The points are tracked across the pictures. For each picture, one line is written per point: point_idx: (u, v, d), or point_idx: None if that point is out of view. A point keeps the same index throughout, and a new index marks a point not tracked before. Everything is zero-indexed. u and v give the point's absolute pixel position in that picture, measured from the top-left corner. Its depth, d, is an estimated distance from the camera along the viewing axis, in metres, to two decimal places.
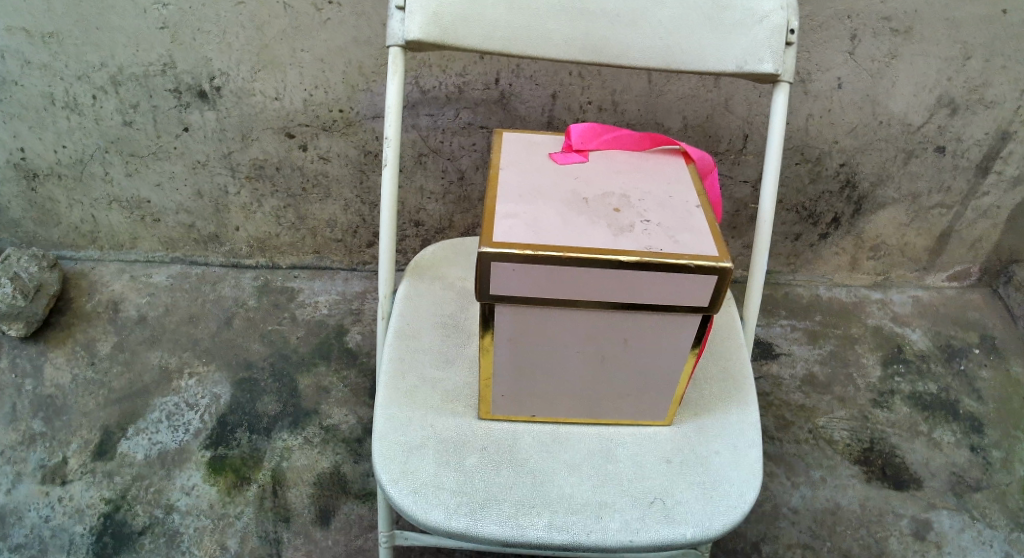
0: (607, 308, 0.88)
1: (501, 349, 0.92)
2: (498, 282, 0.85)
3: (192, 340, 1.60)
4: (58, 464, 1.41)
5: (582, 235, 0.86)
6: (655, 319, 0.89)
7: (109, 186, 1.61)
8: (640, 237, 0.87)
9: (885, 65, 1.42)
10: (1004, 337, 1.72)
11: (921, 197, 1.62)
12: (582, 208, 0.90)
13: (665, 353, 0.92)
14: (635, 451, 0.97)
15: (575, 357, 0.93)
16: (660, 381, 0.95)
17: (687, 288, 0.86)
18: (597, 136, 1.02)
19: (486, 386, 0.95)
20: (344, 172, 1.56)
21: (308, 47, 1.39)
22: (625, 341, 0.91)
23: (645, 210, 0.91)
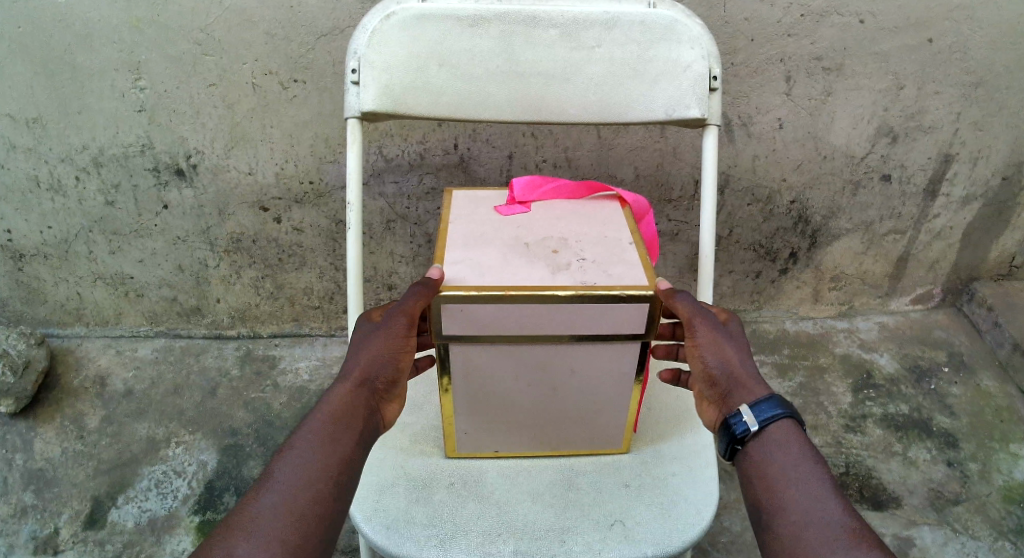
0: (553, 341, 0.94)
1: (459, 388, 0.99)
2: (447, 322, 0.92)
3: (178, 410, 1.63)
4: (50, 534, 1.44)
5: (523, 274, 0.92)
6: (600, 348, 0.96)
7: (93, 264, 1.66)
8: (576, 273, 0.93)
9: (822, 102, 1.49)
10: (971, 354, 1.78)
11: (874, 225, 1.69)
12: (522, 251, 0.97)
13: (613, 381, 0.99)
14: (595, 478, 1.03)
15: (528, 390, 0.99)
16: (610, 407, 1.02)
17: (623, 316, 0.92)
18: (537, 187, 1.08)
19: (449, 425, 1.02)
20: (317, 241, 1.62)
21: (277, 123, 1.46)
22: (573, 371, 0.98)
23: (581, 249, 0.97)
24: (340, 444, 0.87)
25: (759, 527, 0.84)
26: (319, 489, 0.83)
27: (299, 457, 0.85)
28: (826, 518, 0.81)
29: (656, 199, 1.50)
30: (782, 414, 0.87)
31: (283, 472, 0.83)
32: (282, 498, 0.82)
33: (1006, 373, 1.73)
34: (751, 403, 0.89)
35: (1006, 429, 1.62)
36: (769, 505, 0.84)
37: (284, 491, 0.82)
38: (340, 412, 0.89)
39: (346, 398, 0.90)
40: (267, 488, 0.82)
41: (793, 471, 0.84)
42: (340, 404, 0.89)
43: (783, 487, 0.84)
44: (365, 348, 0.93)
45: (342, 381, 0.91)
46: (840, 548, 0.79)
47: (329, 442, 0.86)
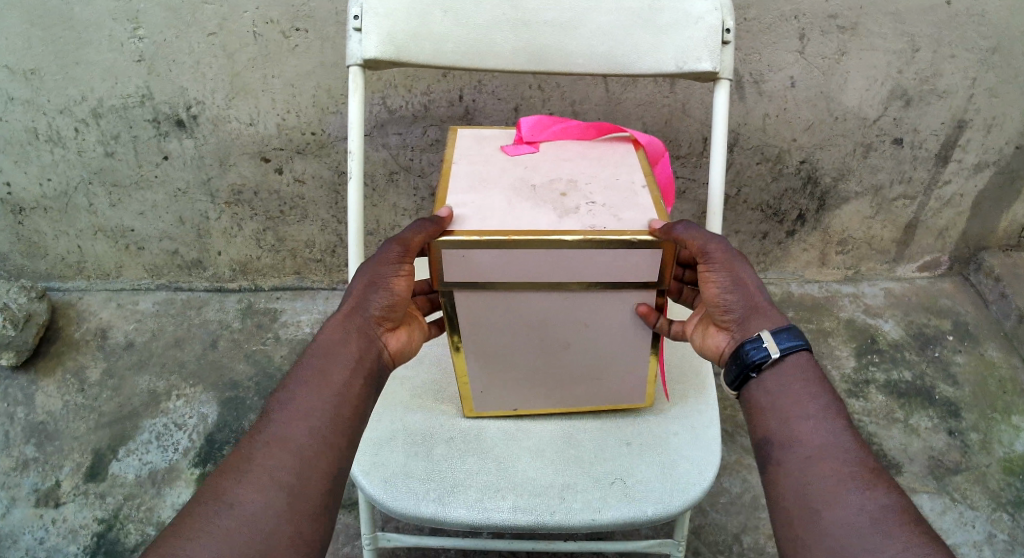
0: (562, 290, 0.92)
1: (468, 341, 0.98)
2: (448, 268, 0.90)
3: (178, 363, 1.63)
4: (51, 487, 1.44)
5: (530, 218, 0.90)
6: (608, 301, 0.94)
7: (94, 217, 1.65)
8: (585, 217, 0.91)
9: (835, 62, 1.46)
10: (976, 322, 1.76)
11: (884, 189, 1.67)
12: (528, 195, 0.95)
13: (620, 334, 0.98)
14: (597, 436, 1.03)
15: (540, 344, 0.98)
16: (622, 361, 1.00)
17: (634, 262, 0.90)
18: (546, 128, 1.06)
19: (464, 384, 1.01)
20: (320, 194, 1.60)
21: (278, 73, 1.43)
22: (586, 324, 0.96)
23: (591, 192, 0.95)
24: (331, 378, 0.88)
25: (770, 457, 0.86)
26: (310, 421, 0.85)
27: (292, 393, 0.87)
28: (840, 454, 0.83)
29: None
30: (801, 344, 0.89)
31: (276, 408, 0.86)
32: (273, 432, 0.84)
33: (1011, 343, 1.72)
34: (770, 331, 0.90)
35: (1009, 401, 1.62)
36: (783, 438, 0.86)
37: (276, 427, 0.84)
38: (332, 345, 0.90)
39: (337, 331, 0.91)
40: (260, 424, 0.85)
41: (809, 408, 0.86)
42: (333, 336, 0.91)
43: (797, 423, 0.86)
44: (358, 278, 0.94)
45: (335, 313, 0.93)
46: (852, 485, 0.81)
47: (319, 376, 0.88)
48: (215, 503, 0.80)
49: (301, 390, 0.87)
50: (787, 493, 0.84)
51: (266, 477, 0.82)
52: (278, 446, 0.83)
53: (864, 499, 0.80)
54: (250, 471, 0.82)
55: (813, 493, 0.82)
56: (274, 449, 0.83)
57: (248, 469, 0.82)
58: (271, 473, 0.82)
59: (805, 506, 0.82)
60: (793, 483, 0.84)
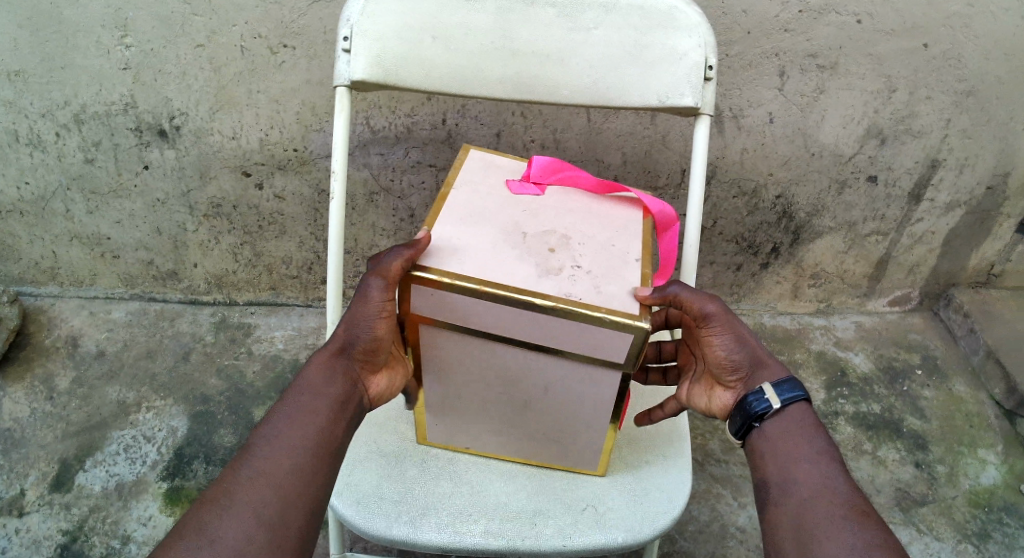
0: (513, 343, 0.91)
1: (431, 377, 0.97)
2: (416, 300, 0.90)
3: (150, 374, 1.62)
4: (15, 496, 1.42)
5: (507, 271, 0.89)
6: (576, 366, 0.92)
7: (70, 224, 1.64)
8: (564, 281, 0.89)
9: (814, 99, 1.49)
10: (945, 358, 1.79)
11: (857, 225, 1.70)
12: (516, 243, 0.94)
13: (587, 403, 0.95)
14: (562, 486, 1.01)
15: (501, 397, 0.97)
16: (587, 430, 0.98)
17: (598, 340, 0.88)
18: (556, 171, 1.05)
19: (420, 412, 1.01)
20: (299, 210, 1.60)
21: (263, 88, 1.44)
22: (550, 387, 0.94)
23: (581, 253, 0.94)
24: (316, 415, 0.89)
25: (767, 500, 0.90)
26: (293, 458, 0.86)
27: (276, 429, 0.88)
28: (834, 493, 0.87)
29: (642, 186, 1.50)
30: (799, 393, 0.93)
31: (260, 442, 0.87)
32: (256, 465, 0.85)
33: (978, 379, 1.75)
34: (772, 383, 0.94)
35: (974, 435, 1.64)
36: (780, 481, 0.90)
37: (258, 462, 0.85)
38: (319, 383, 0.91)
39: (323, 370, 0.92)
40: (242, 457, 0.86)
41: (804, 451, 0.90)
42: (320, 374, 0.92)
43: (793, 467, 0.90)
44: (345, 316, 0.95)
45: (321, 351, 0.94)
46: (847, 523, 0.84)
47: (304, 412, 0.89)
48: (193, 536, 0.80)
49: (285, 425, 0.88)
50: (784, 534, 0.86)
51: (244, 516, 0.82)
52: (259, 480, 0.84)
53: (858, 537, 0.83)
54: (230, 504, 0.82)
55: (808, 533, 0.85)
56: (255, 483, 0.84)
57: (229, 502, 0.82)
58: (252, 507, 0.82)
59: (801, 543, 0.85)
60: (790, 523, 0.87)
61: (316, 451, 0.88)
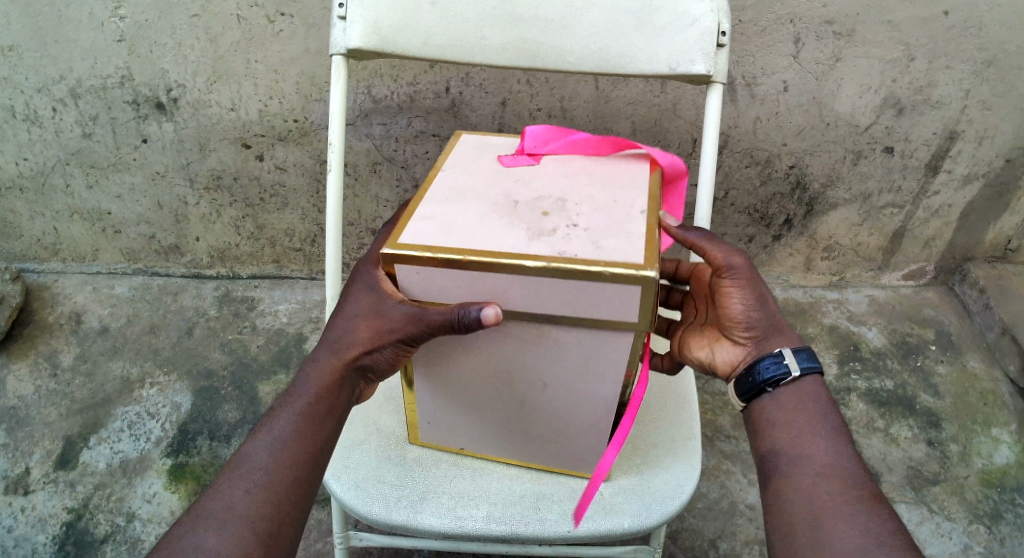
0: (510, 326, 0.84)
1: (421, 374, 0.92)
2: (404, 282, 0.83)
3: (153, 350, 1.60)
4: (20, 475, 1.41)
5: (496, 239, 0.82)
6: (578, 357, 0.85)
7: (70, 199, 1.62)
8: (558, 242, 0.82)
9: (829, 67, 1.45)
10: (960, 333, 1.76)
11: (872, 197, 1.66)
12: (507, 212, 0.86)
13: (587, 400, 0.89)
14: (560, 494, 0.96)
15: (499, 393, 0.91)
16: (585, 430, 0.92)
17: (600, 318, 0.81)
18: (553, 141, 0.99)
19: (413, 413, 0.96)
20: (301, 182, 1.57)
21: (262, 58, 1.40)
22: (546, 385, 0.89)
23: (577, 214, 0.86)
24: (321, 424, 0.85)
25: (777, 473, 0.87)
26: (294, 470, 0.83)
27: (278, 437, 0.84)
28: (849, 477, 0.84)
29: None
30: (816, 365, 0.89)
31: (261, 448, 0.83)
32: (255, 477, 0.82)
33: (992, 355, 1.72)
34: (790, 349, 0.90)
35: (989, 412, 1.61)
36: (791, 455, 0.87)
37: (258, 474, 0.82)
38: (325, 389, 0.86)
39: (331, 372, 0.87)
40: (241, 463, 0.83)
41: (822, 428, 0.87)
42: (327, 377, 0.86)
43: (808, 442, 0.87)
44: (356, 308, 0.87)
45: (329, 346, 0.87)
46: (859, 508, 0.82)
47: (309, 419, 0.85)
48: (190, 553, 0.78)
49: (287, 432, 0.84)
50: (794, 511, 0.83)
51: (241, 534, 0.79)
52: (259, 495, 0.81)
53: (870, 522, 0.81)
54: (228, 518, 0.80)
55: (820, 514, 0.82)
56: (256, 497, 0.81)
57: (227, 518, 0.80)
58: (250, 525, 0.80)
59: (809, 520, 0.82)
60: (799, 500, 0.84)
61: (318, 464, 0.85)
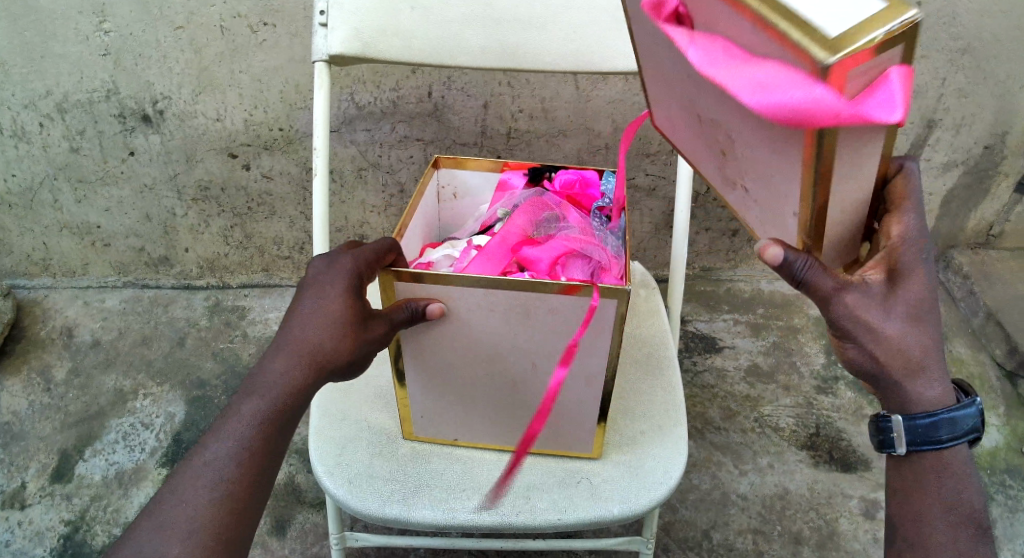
0: (498, 311, 0.84)
1: (412, 363, 0.92)
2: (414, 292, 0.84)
3: (146, 361, 1.61)
4: (16, 489, 1.42)
5: (705, 161, 0.78)
6: (561, 337, 0.86)
7: (59, 214, 1.63)
8: (743, 199, 0.75)
9: None
10: (944, 320, 1.78)
11: None
12: (698, 125, 0.73)
13: (570, 383, 0.90)
14: (551, 481, 0.97)
15: (486, 380, 0.91)
16: (577, 407, 0.92)
17: (575, 307, 0.82)
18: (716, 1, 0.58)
19: (404, 406, 0.97)
20: (288, 190, 1.59)
21: (245, 68, 1.42)
22: (536, 365, 0.89)
23: (747, 172, 0.70)
24: (285, 424, 0.79)
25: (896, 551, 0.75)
26: (254, 472, 0.77)
27: (236, 440, 0.77)
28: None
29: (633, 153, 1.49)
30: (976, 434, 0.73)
31: (221, 454, 0.76)
32: (218, 485, 0.75)
33: (978, 340, 1.74)
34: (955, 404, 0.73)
35: (976, 397, 1.64)
36: (913, 539, 0.74)
37: (217, 479, 0.75)
38: (288, 393, 0.79)
39: (296, 368, 0.79)
40: (200, 469, 0.76)
41: (951, 506, 0.74)
42: (292, 383, 0.79)
43: (933, 522, 0.74)
44: (327, 301, 0.81)
45: (290, 347, 0.80)
46: None
47: (272, 427, 0.78)
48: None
49: (251, 436, 0.77)
50: None
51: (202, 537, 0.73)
52: (222, 505, 0.75)
53: None
54: (188, 530, 0.73)
55: None
56: (219, 508, 0.74)
57: (189, 531, 0.73)
58: (213, 539, 0.73)
59: None
60: None
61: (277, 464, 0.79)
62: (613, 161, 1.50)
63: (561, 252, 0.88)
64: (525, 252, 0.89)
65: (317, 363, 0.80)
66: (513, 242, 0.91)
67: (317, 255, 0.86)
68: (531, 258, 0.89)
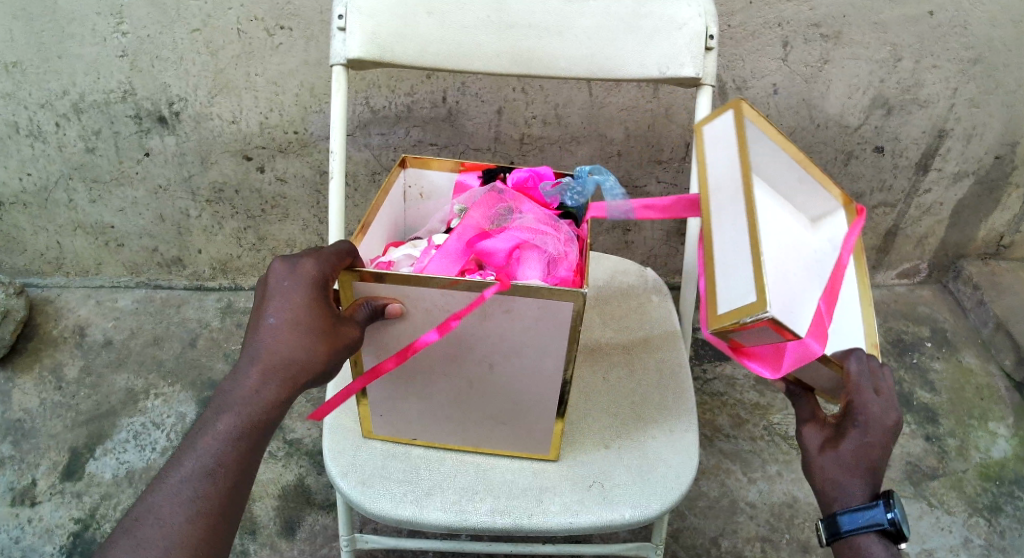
0: (454, 311, 0.86)
1: (371, 368, 0.93)
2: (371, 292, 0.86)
3: (157, 361, 1.62)
4: (27, 486, 1.43)
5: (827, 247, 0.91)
6: (522, 336, 0.87)
7: (73, 213, 1.64)
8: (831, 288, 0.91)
9: (818, 70, 1.48)
10: (955, 330, 1.78)
11: (864, 197, 1.68)
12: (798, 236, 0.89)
13: (534, 380, 0.91)
14: (548, 483, 0.98)
15: (445, 378, 0.92)
16: (538, 406, 0.94)
17: (533, 304, 0.84)
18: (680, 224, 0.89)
19: (364, 406, 0.97)
20: (301, 192, 1.59)
21: (261, 71, 1.43)
22: (492, 366, 0.91)
23: None
24: (260, 434, 0.80)
25: None
26: (229, 483, 0.78)
27: (208, 455, 0.78)
28: None
29: (646, 160, 1.49)
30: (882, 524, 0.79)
31: (195, 470, 0.78)
32: (193, 501, 0.77)
33: (988, 351, 1.74)
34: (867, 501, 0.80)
35: (985, 407, 1.63)
36: None
37: (191, 493, 0.77)
38: (261, 406, 0.80)
39: (267, 380, 0.80)
40: (174, 486, 0.77)
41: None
42: (264, 397, 0.80)
43: None
44: (296, 311, 0.81)
45: (260, 362, 0.80)
46: None
47: (245, 440, 0.79)
48: None
49: (223, 452, 0.78)
50: None
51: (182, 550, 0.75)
52: (198, 522, 0.76)
53: None
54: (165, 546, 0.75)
55: None
56: (196, 523, 0.76)
57: (167, 549, 0.75)
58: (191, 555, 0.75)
59: None
60: None
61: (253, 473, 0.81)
62: (625, 168, 1.50)
63: (516, 244, 0.91)
64: (482, 245, 0.91)
65: (289, 375, 0.80)
66: (468, 237, 0.92)
67: (276, 257, 0.84)
68: (488, 251, 0.91)
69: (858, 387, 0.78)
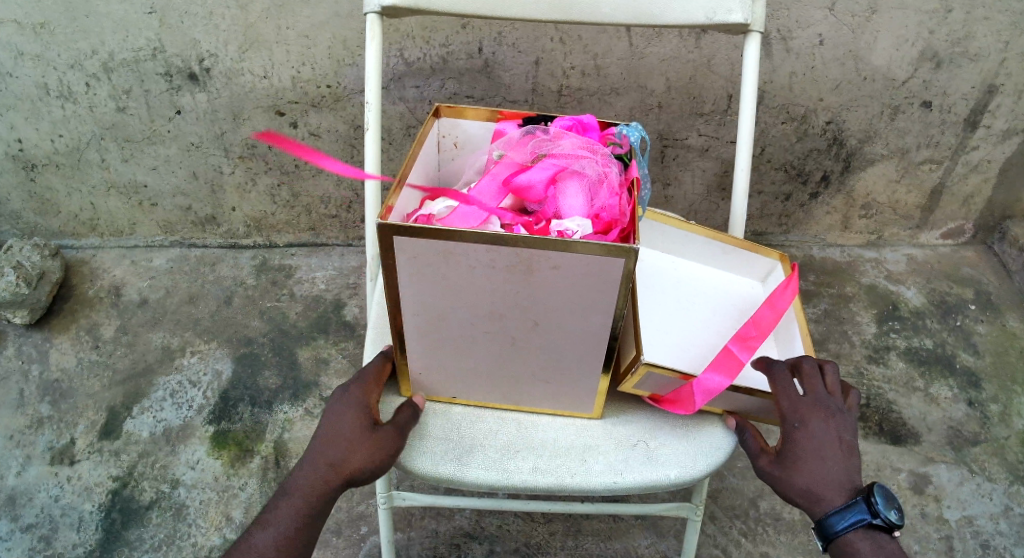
0: (499, 268, 0.84)
1: (410, 323, 0.91)
2: (409, 245, 0.83)
3: (193, 319, 1.62)
4: (66, 445, 1.44)
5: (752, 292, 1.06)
6: (570, 294, 0.85)
7: (106, 173, 1.64)
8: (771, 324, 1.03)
9: (865, 20, 1.42)
10: (999, 292, 1.73)
11: (910, 153, 1.63)
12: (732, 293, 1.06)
13: (579, 337, 0.89)
14: (590, 442, 0.96)
15: (488, 336, 0.91)
16: (581, 363, 0.92)
17: (582, 260, 0.82)
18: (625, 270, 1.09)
19: (403, 363, 0.96)
20: (335, 148, 1.58)
21: (293, 24, 1.41)
22: (536, 323, 0.89)
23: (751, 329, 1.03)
24: (318, 514, 0.89)
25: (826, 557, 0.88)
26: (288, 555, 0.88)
27: (275, 528, 0.89)
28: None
29: (687, 113, 1.45)
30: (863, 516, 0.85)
31: (260, 541, 0.88)
32: None
33: None
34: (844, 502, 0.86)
35: None
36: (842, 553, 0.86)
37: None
38: (311, 502, 0.89)
39: (321, 473, 0.89)
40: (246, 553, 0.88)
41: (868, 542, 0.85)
42: (318, 486, 0.89)
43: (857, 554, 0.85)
44: (344, 416, 0.91)
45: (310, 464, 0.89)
46: None
47: (307, 520, 0.89)
48: None
49: (285, 531, 0.88)
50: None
51: None
52: None
53: None
54: None
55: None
56: None
57: None
58: None
59: None
60: None
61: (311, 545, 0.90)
62: (665, 122, 1.47)
63: (553, 173, 0.90)
64: (519, 181, 0.90)
65: (336, 476, 0.89)
66: (502, 176, 0.91)
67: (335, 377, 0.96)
68: (526, 184, 0.90)
69: (784, 394, 0.90)
